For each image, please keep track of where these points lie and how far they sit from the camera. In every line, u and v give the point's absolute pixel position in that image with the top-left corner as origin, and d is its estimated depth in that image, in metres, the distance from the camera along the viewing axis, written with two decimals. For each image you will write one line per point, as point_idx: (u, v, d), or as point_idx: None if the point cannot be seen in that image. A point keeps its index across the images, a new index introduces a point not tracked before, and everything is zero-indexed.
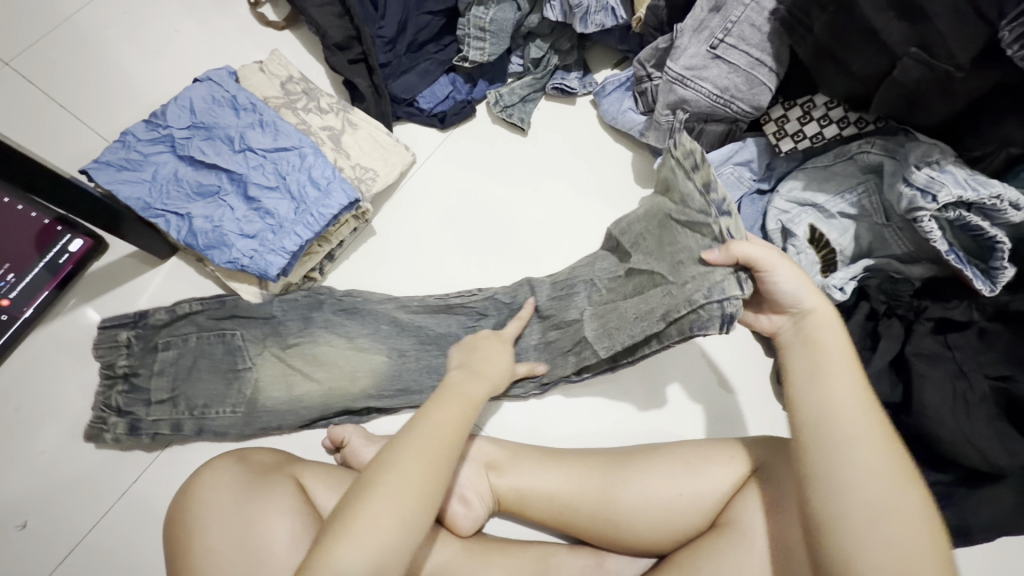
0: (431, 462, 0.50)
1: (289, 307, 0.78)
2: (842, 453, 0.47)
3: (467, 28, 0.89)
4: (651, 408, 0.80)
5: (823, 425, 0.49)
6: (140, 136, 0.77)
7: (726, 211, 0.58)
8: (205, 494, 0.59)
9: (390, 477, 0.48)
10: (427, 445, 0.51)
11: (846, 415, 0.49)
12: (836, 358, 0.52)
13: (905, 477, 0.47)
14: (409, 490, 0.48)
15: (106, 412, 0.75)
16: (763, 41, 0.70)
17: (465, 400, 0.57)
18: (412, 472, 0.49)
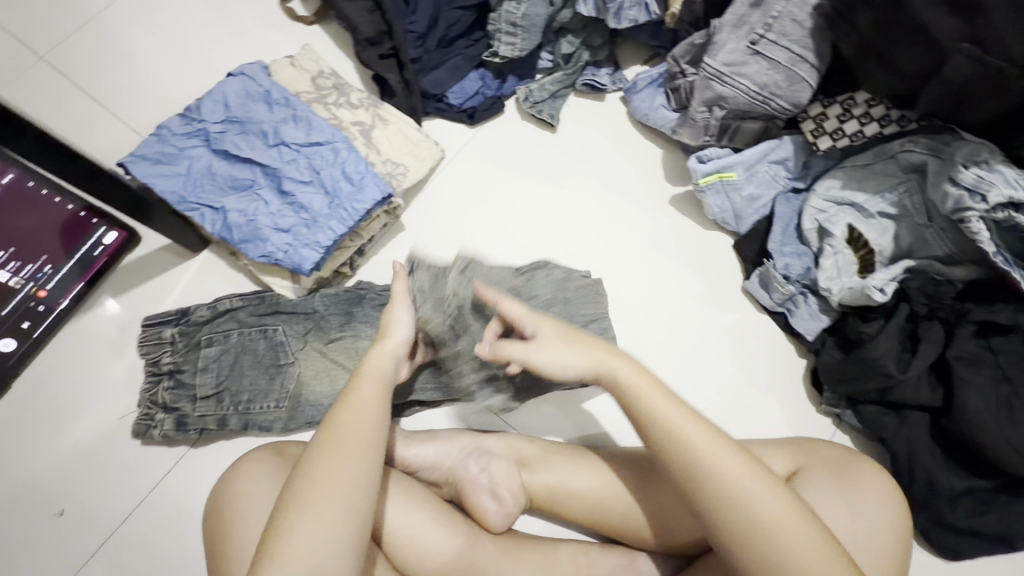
0: (347, 477, 0.49)
1: (330, 302, 0.80)
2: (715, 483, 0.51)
3: (498, 23, 0.89)
4: None
5: (685, 456, 0.52)
6: (175, 130, 0.77)
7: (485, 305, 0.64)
8: (242, 488, 0.59)
9: (315, 501, 0.47)
10: (334, 462, 0.50)
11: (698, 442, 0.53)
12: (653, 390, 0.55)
13: (758, 473, 0.51)
14: (341, 502, 0.48)
15: (152, 409, 0.75)
16: (805, 37, 0.69)
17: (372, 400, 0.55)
18: (334, 491, 0.48)
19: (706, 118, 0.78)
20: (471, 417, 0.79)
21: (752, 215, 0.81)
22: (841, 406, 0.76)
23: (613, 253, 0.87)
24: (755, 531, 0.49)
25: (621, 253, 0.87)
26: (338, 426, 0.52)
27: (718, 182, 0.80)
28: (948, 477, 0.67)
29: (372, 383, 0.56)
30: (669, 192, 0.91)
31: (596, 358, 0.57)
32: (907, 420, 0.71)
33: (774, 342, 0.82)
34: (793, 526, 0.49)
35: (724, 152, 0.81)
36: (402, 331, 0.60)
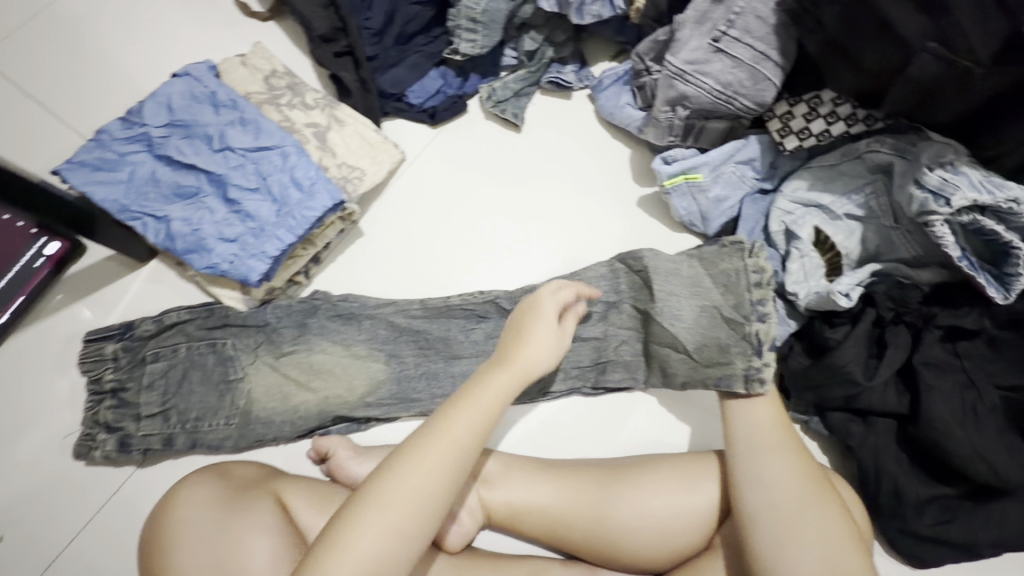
0: (443, 468, 0.50)
1: (283, 314, 0.77)
2: (770, 462, 0.59)
3: (458, 19, 0.85)
4: (658, 421, 0.75)
5: (748, 440, 0.62)
6: (116, 134, 0.73)
7: (470, 325, 0.79)
8: (180, 514, 0.56)
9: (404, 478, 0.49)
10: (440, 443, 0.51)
11: (764, 430, 0.62)
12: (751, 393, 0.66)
13: (805, 467, 0.59)
14: (422, 483, 0.49)
15: (94, 429, 0.72)
16: (769, 34, 0.66)
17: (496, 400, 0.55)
18: (425, 473, 0.49)
19: (669, 118, 0.75)
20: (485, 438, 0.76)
21: (719, 217, 0.78)
22: (807, 413, 0.74)
23: (576, 260, 0.85)
24: (799, 504, 0.56)
25: (588, 259, 0.85)
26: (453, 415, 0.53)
27: (685, 184, 0.77)
28: (914, 486, 0.66)
29: (492, 388, 0.56)
30: (636, 194, 0.88)
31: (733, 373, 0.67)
32: (874, 426, 0.69)
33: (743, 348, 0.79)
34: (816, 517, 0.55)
35: (688, 153, 0.78)
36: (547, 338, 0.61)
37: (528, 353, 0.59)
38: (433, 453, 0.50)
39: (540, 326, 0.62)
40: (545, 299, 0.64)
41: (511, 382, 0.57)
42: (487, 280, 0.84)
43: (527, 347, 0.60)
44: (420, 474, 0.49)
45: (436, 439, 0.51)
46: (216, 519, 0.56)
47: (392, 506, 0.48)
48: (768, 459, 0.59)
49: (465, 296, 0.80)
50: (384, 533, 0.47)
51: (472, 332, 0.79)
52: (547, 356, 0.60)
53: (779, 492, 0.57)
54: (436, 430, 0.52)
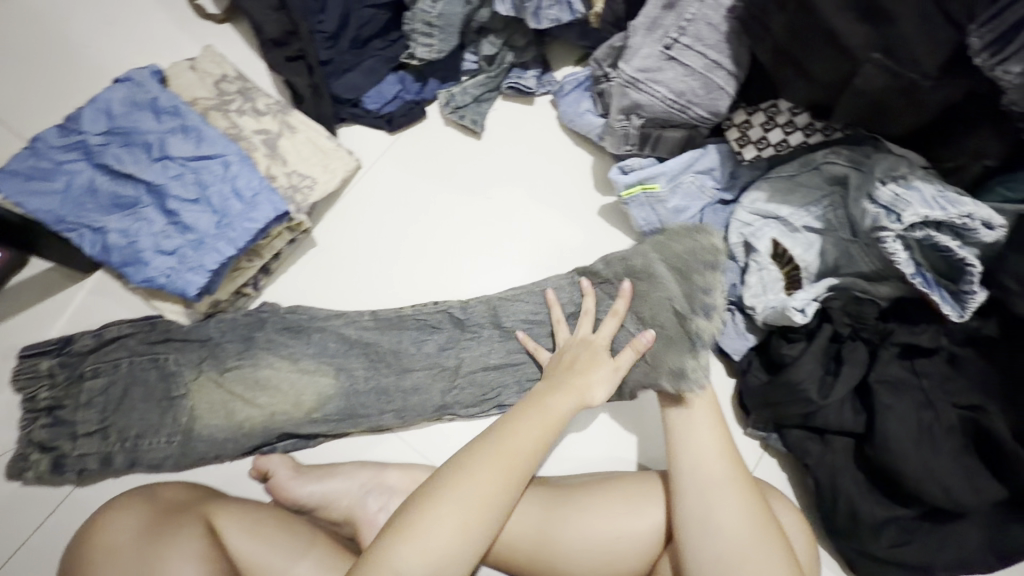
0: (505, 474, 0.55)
1: (228, 328, 0.74)
2: (716, 498, 0.57)
3: (413, 23, 0.83)
4: (618, 437, 0.74)
5: (692, 475, 0.59)
6: (53, 142, 0.70)
7: (424, 337, 0.77)
8: (102, 539, 0.54)
9: (469, 480, 0.53)
10: (503, 452, 0.56)
11: (710, 460, 0.60)
12: (700, 417, 0.63)
13: (752, 505, 0.57)
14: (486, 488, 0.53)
15: (28, 448, 0.69)
16: (721, 42, 0.64)
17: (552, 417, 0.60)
18: (489, 479, 0.54)
19: (625, 127, 0.73)
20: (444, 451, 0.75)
21: (680, 227, 0.76)
22: (767, 429, 0.72)
23: (539, 273, 0.83)
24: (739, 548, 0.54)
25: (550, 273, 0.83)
26: (515, 428, 0.58)
27: (642, 194, 0.75)
28: (870, 507, 0.64)
29: (551, 409, 0.60)
30: (599, 203, 0.86)
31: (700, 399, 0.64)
32: (832, 444, 0.68)
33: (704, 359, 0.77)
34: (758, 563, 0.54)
35: (646, 163, 0.76)
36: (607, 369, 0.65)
37: (588, 377, 0.64)
38: (496, 460, 0.55)
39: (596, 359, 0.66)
40: (598, 333, 0.69)
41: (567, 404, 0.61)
42: (444, 293, 0.82)
43: (586, 374, 0.65)
44: (491, 474, 0.54)
45: (501, 447, 0.56)
46: (138, 544, 0.53)
47: (462, 505, 0.52)
48: (712, 495, 0.57)
49: (419, 307, 0.78)
50: (456, 529, 0.51)
51: (425, 345, 0.77)
52: (603, 386, 0.64)
53: (721, 534, 0.55)
54: (506, 438, 0.57)
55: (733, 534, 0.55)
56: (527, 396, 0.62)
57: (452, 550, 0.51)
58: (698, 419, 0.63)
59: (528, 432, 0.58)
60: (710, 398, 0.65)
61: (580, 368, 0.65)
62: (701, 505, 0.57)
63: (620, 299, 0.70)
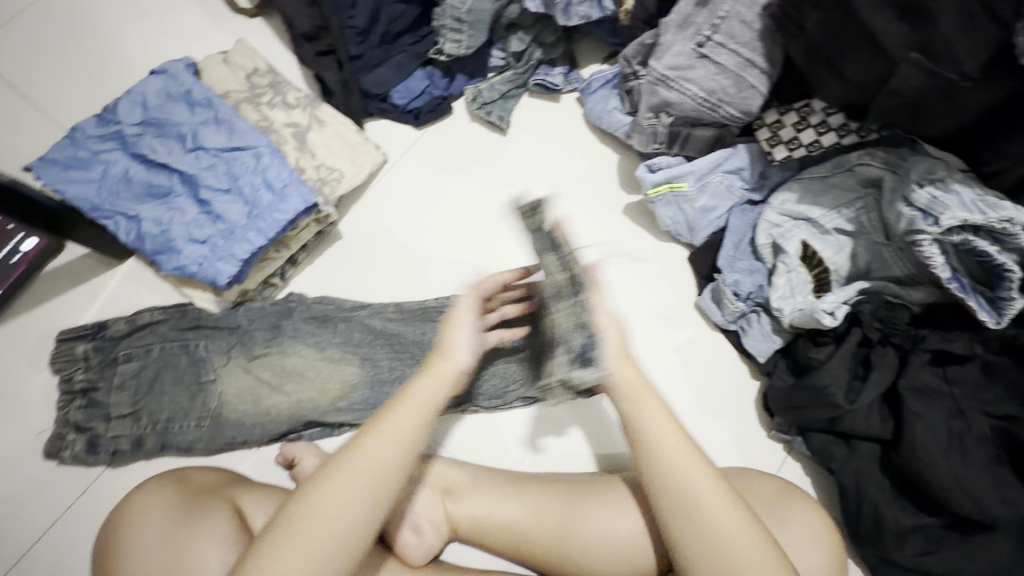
0: (356, 500, 0.47)
1: (256, 316, 0.76)
2: (707, 522, 0.49)
3: (443, 18, 0.83)
4: None
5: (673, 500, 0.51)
6: (90, 132, 0.73)
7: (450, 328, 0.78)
8: (133, 521, 0.55)
9: (315, 524, 0.46)
10: (351, 477, 0.48)
11: (691, 475, 0.51)
12: (663, 432, 0.53)
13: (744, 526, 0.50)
14: (332, 526, 0.46)
15: (65, 429, 0.72)
16: (754, 40, 0.63)
17: (409, 413, 0.51)
18: (344, 508, 0.47)
19: (653, 125, 0.73)
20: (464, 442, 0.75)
21: (706, 227, 0.77)
22: (791, 432, 0.72)
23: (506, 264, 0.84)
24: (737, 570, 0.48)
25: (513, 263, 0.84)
26: (365, 447, 0.49)
27: (669, 193, 0.75)
28: (896, 514, 0.63)
29: (411, 412, 0.51)
30: (624, 201, 0.86)
31: (629, 377, 0.54)
32: (856, 449, 0.66)
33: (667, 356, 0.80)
34: None
35: (674, 161, 0.76)
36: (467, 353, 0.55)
37: (446, 349, 0.55)
38: (351, 485, 0.47)
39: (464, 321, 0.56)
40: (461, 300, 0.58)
41: (433, 395, 0.52)
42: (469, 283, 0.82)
43: (453, 346, 0.55)
44: (346, 504, 0.47)
45: (351, 472, 0.48)
46: (166, 525, 0.55)
47: (311, 543, 0.45)
48: (702, 519, 0.49)
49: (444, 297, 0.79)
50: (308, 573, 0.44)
51: None
52: (465, 355, 0.55)
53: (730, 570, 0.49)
54: (355, 459, 0.48)
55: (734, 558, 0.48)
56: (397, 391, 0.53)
57: None
58: (660, 436, 0.52)
59: (383, 445, 0.49)
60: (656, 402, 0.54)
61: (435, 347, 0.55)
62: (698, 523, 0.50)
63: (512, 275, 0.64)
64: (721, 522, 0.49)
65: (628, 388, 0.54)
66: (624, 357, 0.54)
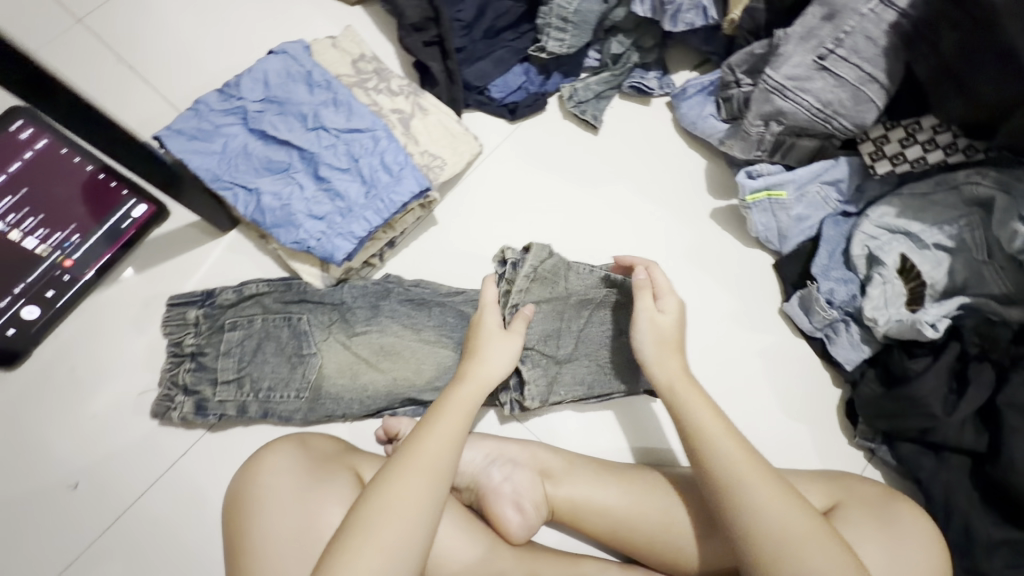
0: (418, 488, 0.53)
1: (358, 294, 0.78)
2: (742, 499, 0.53)
3: (549, 17, 0.85)
4: None
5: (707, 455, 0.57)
6: (214, 106, 0.75)
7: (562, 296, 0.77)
8: (265, 480, 0.59)
9: (385, 508, 0.51)
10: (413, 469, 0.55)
11: (720, 441, 0.57)
12: (690, 393, 0.61)
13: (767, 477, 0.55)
14: (401, 511, 0.52)
15: (173, 390, 0.74)
16: (878, 56, 0.65)
17: (459, 413, 0.61)
18: (405, 494, 0.53)
19: (760, 133, 0.74)
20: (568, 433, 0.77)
21: (799, 236, 0.79)
22: (876, 440, 0.74)
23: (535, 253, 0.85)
24: (785, 548, 0.51)
25: None
26: (420, 446, 0.57)
27: (767, 200, 0.77)
28: (986, 525, 0.64)
29: (454, 415, 0.60)
30: (712, 206, 0.88)
31: (669, 369, 0.64)
32: (946, 461, 0.68)
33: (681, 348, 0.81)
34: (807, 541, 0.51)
35: (774, 169, 0.78)
36: (498, 363, 0.67)
37: (483, 356, 0.67)
38: (412, 475, 0.54)
39: (496, 338, 0.69)
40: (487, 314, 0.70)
41: (471, 396, 0.63)
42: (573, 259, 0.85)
43: (484, 360, 0.67)
44: (412, 486, 0.53)
45: (412, 463, 0.55)
46: (300, 488, 0.59)
47: (379, 528, 0.50)
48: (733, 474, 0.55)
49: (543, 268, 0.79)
50: (377, 556, 0.49)
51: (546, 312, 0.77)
52: (500, 362, 0.67)
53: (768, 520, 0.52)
54: (413, 454, 0.56)
55: (768, 533, 0.52)
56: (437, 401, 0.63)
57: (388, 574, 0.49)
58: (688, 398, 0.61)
59: (437, 439, 0.58)
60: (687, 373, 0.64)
61: (472, 358, 0.67)
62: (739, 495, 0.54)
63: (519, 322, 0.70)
64: (759, 500, 0.53)
65: (665, 379, 0.63)
66: (666, 346, 0.65)
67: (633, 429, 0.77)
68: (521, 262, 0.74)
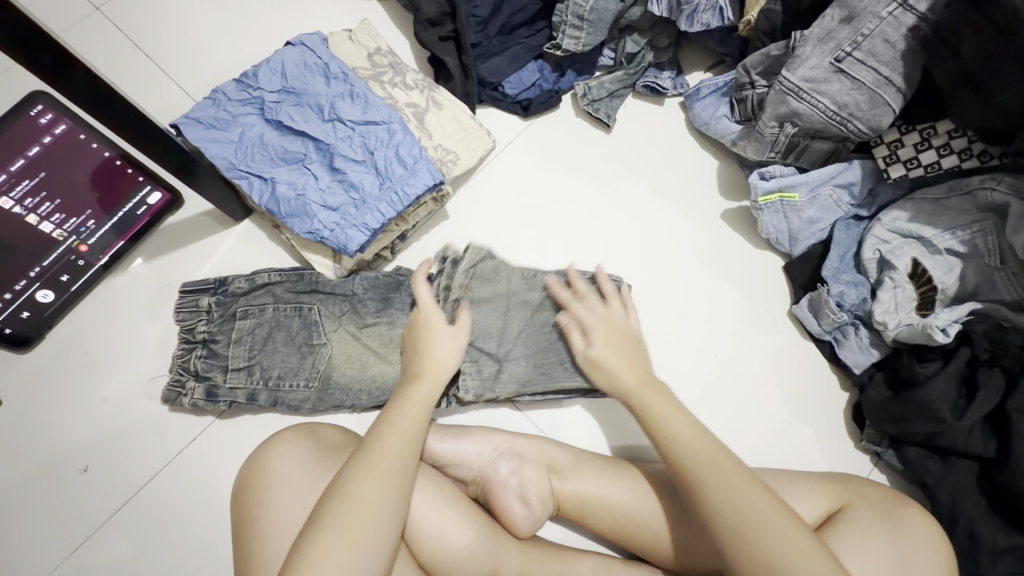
0: (384, 476, 0.54)
1: (370, 286, 0.79)
2: (694, 476, 0.55)
3: (564, 15, 0.85)
4: (729, 432, 0.78)
5: (662, 432, 0.59)
6: (231, 95, 0.76)
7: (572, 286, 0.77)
8: (275, 468, 0.59)
9: (353, 497, 0.52)
10: (377, 462, 0.55)
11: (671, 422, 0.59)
12: (644, 384, 0.64)
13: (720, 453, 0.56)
14: (370, 499, 0.52)
15: (184, 376, 0.75)
16: (896, 59, 0.66)
17: (416, 407, 0.62)
18: (372, 484, 0.53)
19: (775, 134, 0.74)
20: (559, 428, 0.78)
21: (809, 238, 0.79)
22: (882, 444, 0.74)
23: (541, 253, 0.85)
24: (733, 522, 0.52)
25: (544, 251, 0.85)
26: (381, 438, 0.57)
27: (779, 202, 0.77)
28: (992, 531, 0.64)
29: (412, 409, 0.62)
30: (723, 207, 0.88)
31: (624, 375, 0.66)
32: (953, 466, 0.68)
33: (690, 347, 0.81)
34: (759, 512, 0.52)
35: (787, 171, 0.78)
36: (448, 362, 0.68)
37: (432, 355, 0.68)
38: (379, 465, 0.55)
39: (440, 338, 0.69)
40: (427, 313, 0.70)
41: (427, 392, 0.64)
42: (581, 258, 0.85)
43: (435, 359, 0.67)
44: (379, 476, 0.54)
45: (376, 455, 0.56)
46: (310, 476, 0.59)
47: (348, 519, 0.50)
48: (685, 450, 0.57)
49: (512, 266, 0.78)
50: (346, 546, 0.49)
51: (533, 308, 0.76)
52: (450, 358, 0.68)
53: (718, 496, 0.53)
54: (374, 446, 0.56)
55: (721, 509, 0.52)
56: (391, 400, 0.63)
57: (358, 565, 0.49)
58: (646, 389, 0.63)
59: (400, 431, 0.59)
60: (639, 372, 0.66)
61: (421, 360, 0.67)
62: (699, 478, 0.55)
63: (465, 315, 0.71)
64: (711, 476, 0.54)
65: (619, 379, 0.66)
66: (620, 356, 0.68)
67: (626, 428, 0.78)
68: (460, 260, 0.76)
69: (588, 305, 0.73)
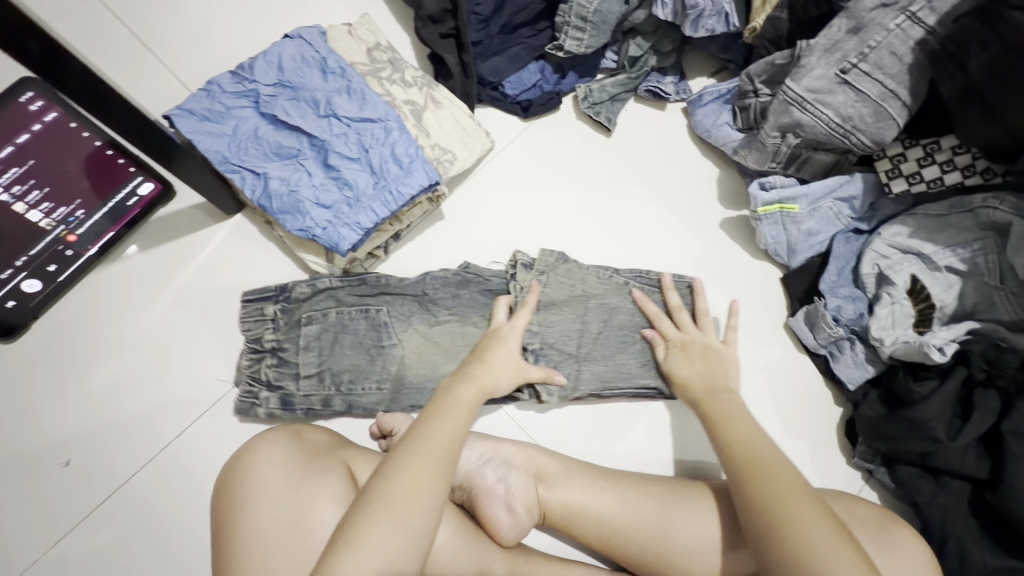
0: (432, 462, 0.54)
1: (440, 284, 0.77)
2: (750, 472, 0.58)
3: (568, 16, 0.84)
4: None
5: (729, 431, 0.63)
6: (226, 88, 0.74)
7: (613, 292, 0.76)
8: (256, 469, 0.59)
9: (400, 479, 0.52)
10: (426, 448, 0.55)
11: (740, 425, 0.63)
12: (727, 390, 0.68)
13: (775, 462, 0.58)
14: (419, 482, 0.52)
15: (255, 386, 0.74)
16: (902, 73, 0.65)
17: (463, 403, 0.62)
18: (422, 468, 0.53)
19: (777, 144, 0.74)
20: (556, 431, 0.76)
21: (806, 250, 0.78)
22: (874, 462, 0.74)
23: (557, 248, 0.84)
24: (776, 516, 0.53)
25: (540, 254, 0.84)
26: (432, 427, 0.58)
27: (779, 213, 0.76)
28: (982, 553, 0.63)
29: (460, 404, 0.61)
30: (722, 216, 0.87)
31: (710, 386, 0.68)
32: (946, 485, 0.68)
33: None
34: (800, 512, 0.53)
35: (788, 181, 0.77)
36: (503, 373, 0.68)
37: (488, 361, 0.68)
38: (427, 452, 0.55)
39: (504, 351, 0.69)
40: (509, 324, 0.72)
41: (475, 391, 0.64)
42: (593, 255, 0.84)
43: (491, 365, 0.67)
44: (428, 462, 0.54)
45: (425, 441, 0.56)
46: (293, 479, 0.58)
47: (397, 499, 0.50)
48: (746, 449, 0.60)
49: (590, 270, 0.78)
50: (395, 526, 0.49)
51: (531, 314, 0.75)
52: (505, 373, 0.68)
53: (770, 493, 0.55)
54: (425, 433, 0.57)
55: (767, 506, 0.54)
56: (436, 395, 0.63)
57: (402, 546, 0.49)
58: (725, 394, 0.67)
59: (447, 422, 0.58)
60: (724, 380, 0.69)
61: (481, 363, 0.68)
62: (753, 472, 0.57)
63: (541, 371, 0.71)
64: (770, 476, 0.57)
65: (700, 386, 0.69)
66: (704, 371, 0.70)
67: (689, 440, 0.76)
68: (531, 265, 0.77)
69: (674, 320, 0.75)
